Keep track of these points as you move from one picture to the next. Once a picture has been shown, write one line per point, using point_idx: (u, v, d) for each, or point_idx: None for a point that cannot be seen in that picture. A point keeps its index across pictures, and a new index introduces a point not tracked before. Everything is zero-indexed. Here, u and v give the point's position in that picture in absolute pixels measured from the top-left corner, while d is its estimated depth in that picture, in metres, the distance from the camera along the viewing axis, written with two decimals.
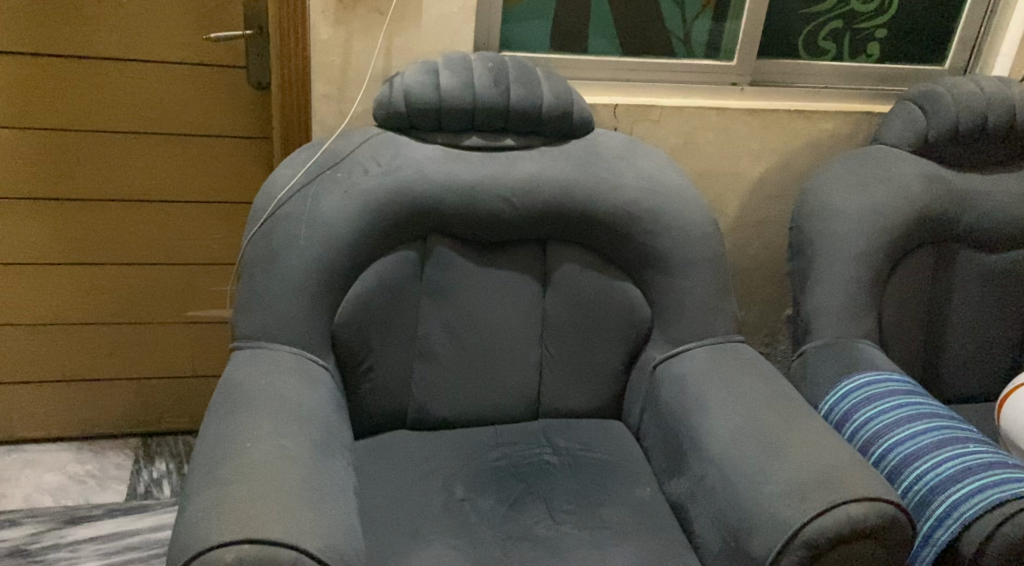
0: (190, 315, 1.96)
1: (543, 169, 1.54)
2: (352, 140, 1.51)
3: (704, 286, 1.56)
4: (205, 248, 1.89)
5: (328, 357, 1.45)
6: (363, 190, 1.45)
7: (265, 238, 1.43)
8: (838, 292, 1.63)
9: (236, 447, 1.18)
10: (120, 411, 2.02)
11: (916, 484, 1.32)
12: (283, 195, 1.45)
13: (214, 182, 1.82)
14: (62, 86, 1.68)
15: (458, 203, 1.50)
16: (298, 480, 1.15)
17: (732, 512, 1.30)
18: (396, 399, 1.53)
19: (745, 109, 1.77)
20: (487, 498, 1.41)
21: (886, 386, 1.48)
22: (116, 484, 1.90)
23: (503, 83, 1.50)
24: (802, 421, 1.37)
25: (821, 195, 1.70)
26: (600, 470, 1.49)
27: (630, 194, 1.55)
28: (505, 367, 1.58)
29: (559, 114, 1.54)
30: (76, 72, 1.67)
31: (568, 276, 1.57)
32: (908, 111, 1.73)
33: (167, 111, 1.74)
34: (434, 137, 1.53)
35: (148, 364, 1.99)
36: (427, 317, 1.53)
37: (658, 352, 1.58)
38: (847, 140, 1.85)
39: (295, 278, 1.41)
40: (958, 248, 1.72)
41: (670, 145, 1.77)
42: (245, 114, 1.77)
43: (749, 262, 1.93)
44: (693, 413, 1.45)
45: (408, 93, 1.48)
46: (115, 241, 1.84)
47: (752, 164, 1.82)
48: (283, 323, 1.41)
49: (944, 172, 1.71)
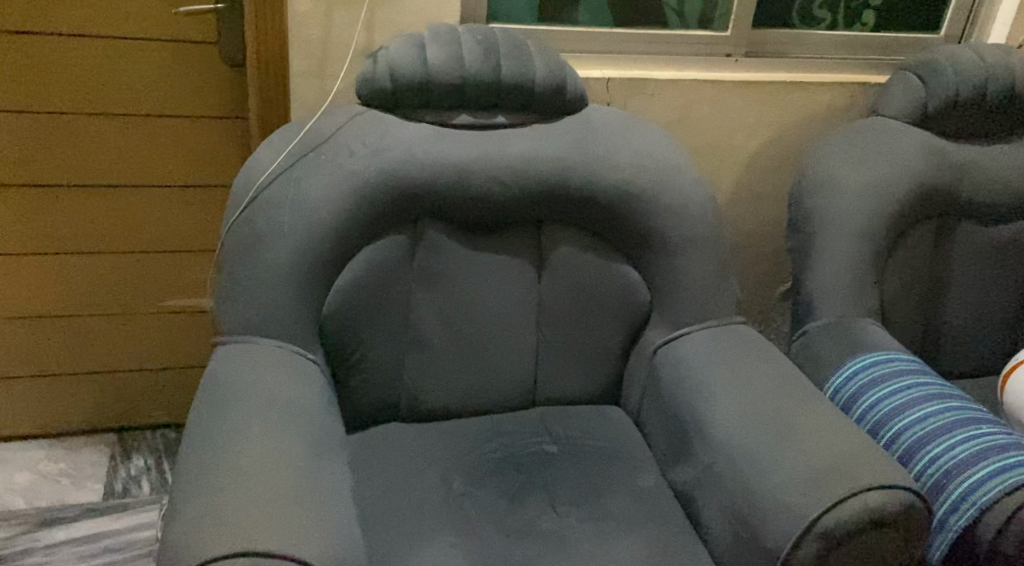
0: (166, 305, 1.87)
1: (536, 147, 1.47)
2: (335, 119, 1.43)
3: (704, 266, 1.51)
4: (179, 234, 1.80)
5: (316, 349, 1.38)
6: (348, 172, 1.37)
7: (246, 225, 1.35)
8: (841, 269, 1.58)
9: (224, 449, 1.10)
10: (93, 406, 1.94)
11: (930, 468, 1.29)
12: (264, 178, 1.37)
13: (188, 165, 1.73)
14: (24, 66, 1.58)
15: (449, 185, 1.43)
16: (291, 483, 1.08)
17: (742, 501, 1.25)
18: (388, 391, 1.47)
19: (740, 82, 1.71)
20: (486, 492, 1.35)
21: (894, 366, 1.44)
22: (92, 482, 1.82)
23: (494, 57, 1.43)
24: (813, 404, 1.33)
25: (821, 169, 1.64)
26: (602, 459, 1.44)
27: (627, 172, 1.49)
28: (500, 354, 1.52)
29: (553, 89, 1.47)
30: (38, 49, 1.57)
31: (564, 259, 1.51)
32: (907, 80, 1.67)
33: (137, 91, 1.64)
34: (422, 115, 1.46)
35: (123, 356, 1.90)
36: (419, 305, 1.46)
37: (658, 336, 1.53)
38: (844, 112, 1.80)
39: (279, 267, 1.33)
40: (958, 220, 1.68)
41: (665, 120, 1.70)
42: (219, 92, 1.68)
43: (744, 238, 1.88)
44: (698, 398, 1.39)
45: (394, 69, 1.40)
46: (84, 229, 1.75)
47: (748, 138, 1.77)
48: (267, 316, 1.33)
49: (944, 144, 1.66)
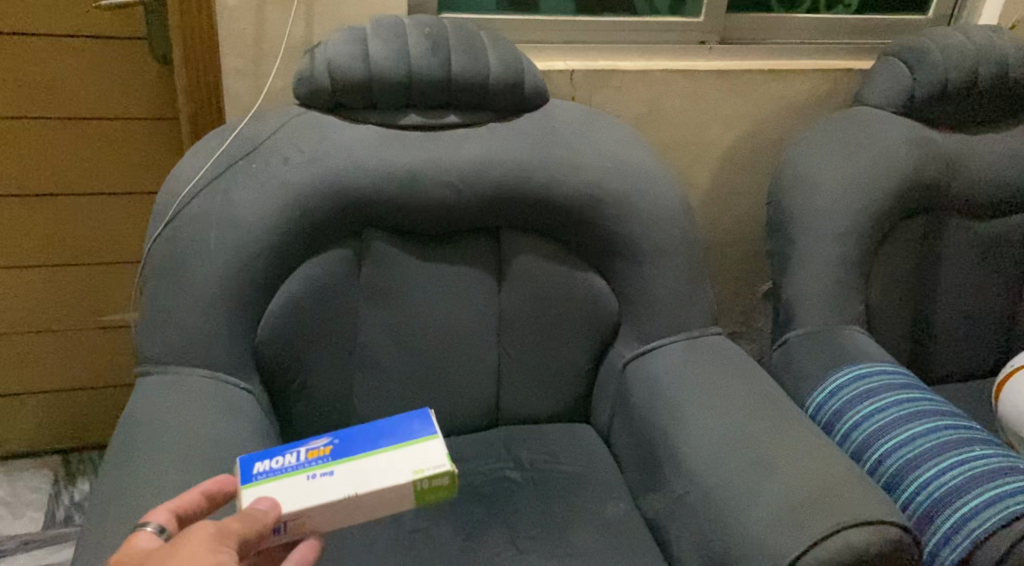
0: (105, 320, 1.75)
1: (492, 149, 1.35)
2: (270, 123, 1.31)
3: (676, 274, 1.40)
4: (111, 246, 1.68)
5: (252, 377, 1.27)
6: (282, 183, 1.26)
7: (171, 244, 1.24)
8: (823, 273, 1.47)
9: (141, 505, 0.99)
10: (35, 428, 1.83)
11: (919, 495, 1.19)
12: (188, 192, 1.26)
13: (117, 172, 1.61)
14: None
15: (396, 193, 1.31)
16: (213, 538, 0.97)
17: (716, 537, 1.15)
18: (336, 416, 1.36)
19: (714, 71, 1.59)
20: (441, 527, 1.24)
21: (880, 380, 1.34)
22: (31, 511, 1.71)
23: (443, 51, 1.30)
24: (792, 426, 1.22)
25: (801, 165, 1.53)
26: (568, 485, 1.34)
27: (591, 174, 1.37)
28: (457, 373, 1.41)
29: (509, 85, 1.34)
30: None
31: (525, 268, 1.40)
32: (892, 67, 1.55)
33: (59, 93, 1.51)
34: (366, 116, 1.33)
35: (64, 375, 1.79)
36: (367, 323, 1.35)
37: (627, 349, 1.42)
38: (826, 101, 1.68)
39: (208, 289, 1.23)
40: (948, 216, 1.57)
41: (634, 114, 1.58)
42: (148, 92, 1.55)
43: (722, 237, 1.76)
44: (669, 420, 1.28)
45: (332, 67, 1.28)
46: (10, 242, 1.63)
47: (723, 132, 1.65)
48: (194, 344, 1.22)
49: (933, 134, 1.55)
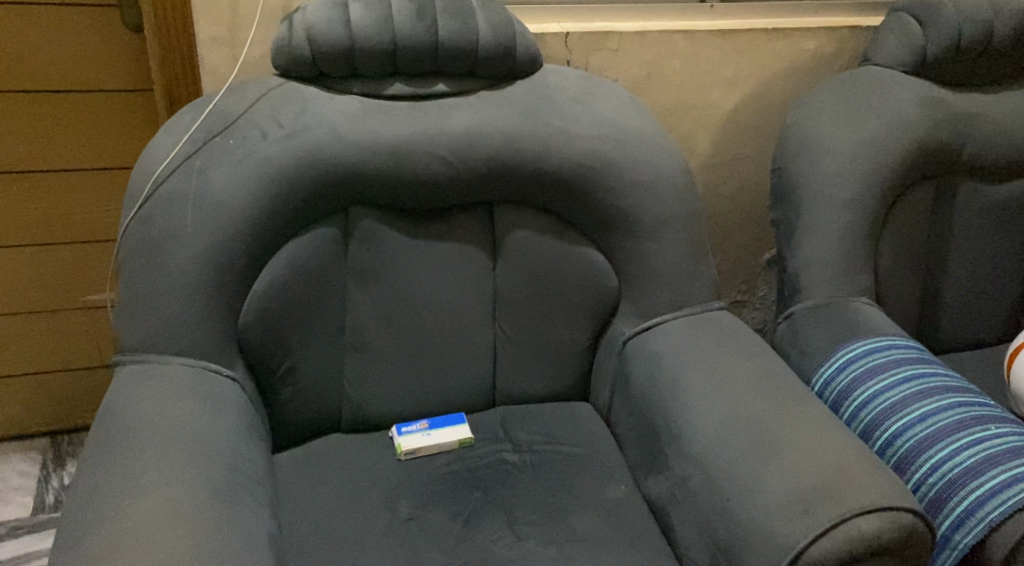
0: (88, 300, 1.73)
1: (483, 119, 1.28)
2: (247, 95, 1.24)
3: (677, 247, 1.34)
4: (86, 223, 1.65)
5: (236, 365, 1.23)
6: (261, 158, 1.20)
7: (146, 227, 1.19)
8: (830, 243, 1.42)
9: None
10: (21, 411, 1.80)
11: (931, 476, 1.14)
12: (163, 171, 1.20)
13: (92, 146, 1.58)
14: None
15: (382, 167, 1.25)
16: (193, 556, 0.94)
17: (720, 523, 1.10)
18: (325, 401, 1.31)
19: (714, 30, 1.51)
20: (436, 514, 1.20)
21: (891, 355, 1.29)
22: (20, 496, 1.68)
23: (429, 16, 1.22)
24: (798, 406, 1.17)
25: (806, 129, 1.46)
26: (567, 467, 1.29)
27: (587, 144, 1.30)
28: (451, 353, 1.36)
29: (499, 51, 1.27)
30: None
31: (519, 243, 1.34)
32: (903, 24, 1.47)
33: (25, 64, 1.48)
34: (350, 86, 1.26)
35: (48, 357, 1.76)
36: (356, 304, 1.30)
37: (628, 327, 1.36)
38: (833, 60, 1.60)
39: (185, 272, 1.18)
40: (959, 180, 1.51)
41: (632, 78, 1.51)
42: (122, 62, 1.52)
43: (725, 205, 1.70)
44: (670, 400, 1.24)
45: (312, 34, 1.20)
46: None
47: (725, 94, 1.58)
48: (173, 332, 1.18)
49: (944, 94, 1.48)
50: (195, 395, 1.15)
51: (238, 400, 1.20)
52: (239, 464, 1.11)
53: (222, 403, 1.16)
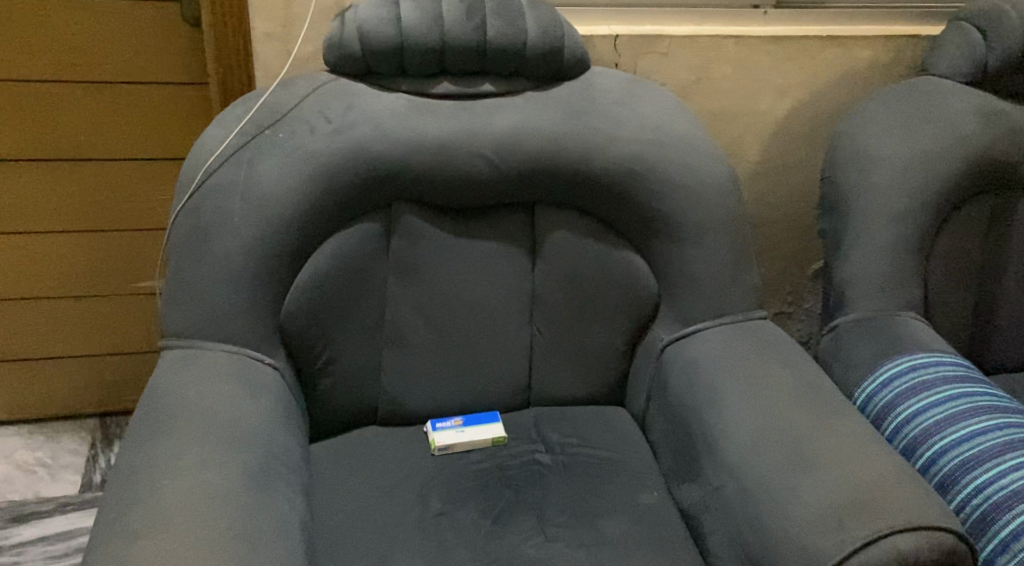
0: (139, 286, 1.78)
1: (527, 120, 1.28)
2: (297, 90, 1.27)
3: (720, 254, 1.32)
4: (142, 211, 1.70)
5: (276, 354, 1.25)
6: (308, 151, 1.22)
7: (195, 216, 1.22)
8: (877, 254, 1.38)
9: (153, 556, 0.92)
10: (72, 392, 1.85)
11: (976, 497, 1.11)
12: (214, 161, 1.23)
13: (149, 136, 1.62)
14: None
15: (426, 164, 1.26)
16: (226, 542, 0.96)
17: (752, 534, 1.09)
18: (362, 393, 1.33)
19: (766, 36, 1.50)
20: (467, 510, 1.21)
21: (939, 372, 1.26)
22: (68, 474, 1.73)
23: (478, 16, 1.23)
24: (836, 419, 1.15)
25: (857, 137, 1.43)
26: (599, 471, 1.29)
27: (631, 147, 1.30)
28: (488, 352, 1.36)
29: (547, 52, 1.27)
30: None
31: (559, 245, 1.34)
32: (963, 33, 1.44)
33: (89, 57, 1.53)
34: (398, 83, 1.28)
35: (100, 340, 1.82)
36: (395, 299, 1.32)
37: (666, 332, 1.35)
38: (888, 70, 1.57)
39: (231, 262, 1.20)
40: (1016, 197, 1.47)
41: (680, 83, 1.51)
42: (181, 56, 1.56)
43: (771, 214, 1.68)
44: (706, 408, 1.22)
45: (362, 31, 1.22)
46: (31, 206, 1.65)
47: (776, 101, 1.56)
48: (217, 320, 1.21)
49: (1003, 107, 1.44)
50: (235, 382, 1.17)
51: (277, 389, 1.22)
52: (276, 452, 1.13)
53: (261, 391, 1.18)
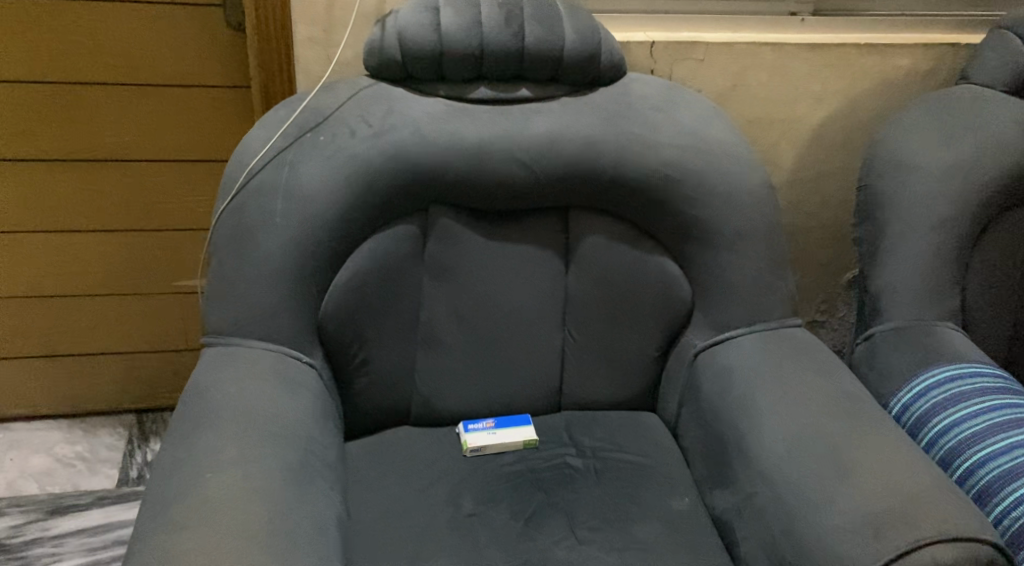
0: (180, 285, 1.81)
1: (564, 125, 1.29)
2: (338, 94, 1.29)
3: (754, 261, 1.32)
4: (183, 211, 1.73)
5: (314, 353, 1.27)
6: (348, 154, 1.24)
7: (237, 216, 1.24)
8: (914, 263, 1.38)
9: (193, 548, 0.94)
10: (111, 387, 1.89)
11: (1014, 511, 1.11)
12: (256, 163, 1.25)
13: (192, 137, 1.65)
14: (30, 33, 1.52)
15: (463, 168, 1.27)
16: (265, 537, 0.98)
17: (786, 541, 1.09)
18: (396, 393, 1.34)
19: (804, 43, 1.49)
20: (499, 511, 1.22)
21: (976, 383, 1.25)
22: (106, 467, 1.76)
23: (517, 22, 1.25)
24: (872, 427, 1.15)
25: (896, 146, 1.43)
26: (631, 476, 1.29)
27: (667, 153, 1.30)
28: (521, 355, 1.37)
29: (585, 58, 1.28)
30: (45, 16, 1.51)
31: (594, 249, 1.35)
32: (1004, 42, 1.44)
33: (135, 59, 1.57)
34: (437, 88, 1.29)
35: (140, 337, 1.85)
36: (431, 301, 1.33)
37: (700, 338, 1.35)
38: (927, 78, 1.56)
39: (271, 262, 1.22)
40: None
41: (716, 89, 1.51)
42: (224, 59, 1.59)
43: (807, 221, 1.68)
44: (740, 415, 1.22)
45: (403, 36, 1.24)
46: (79, 205, 1.68)
47: (812, 108, 1.56)
48: (256, 318, 1.23)
49: None
50: (273, 380, 1.19)
51: (314, 387, 1.24)
52: (313, 449, 1.14)
53: (299, 389, 1.20)
